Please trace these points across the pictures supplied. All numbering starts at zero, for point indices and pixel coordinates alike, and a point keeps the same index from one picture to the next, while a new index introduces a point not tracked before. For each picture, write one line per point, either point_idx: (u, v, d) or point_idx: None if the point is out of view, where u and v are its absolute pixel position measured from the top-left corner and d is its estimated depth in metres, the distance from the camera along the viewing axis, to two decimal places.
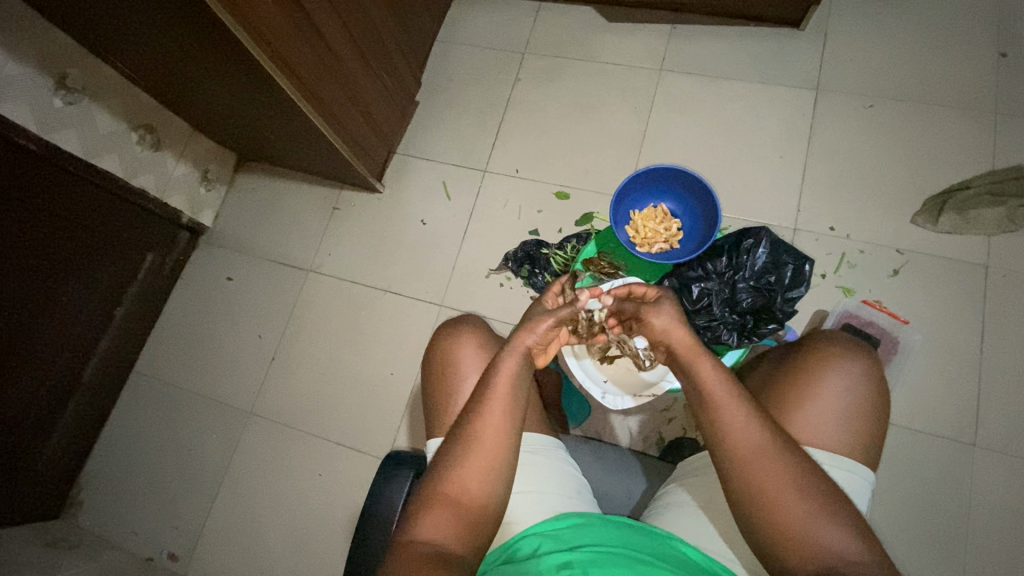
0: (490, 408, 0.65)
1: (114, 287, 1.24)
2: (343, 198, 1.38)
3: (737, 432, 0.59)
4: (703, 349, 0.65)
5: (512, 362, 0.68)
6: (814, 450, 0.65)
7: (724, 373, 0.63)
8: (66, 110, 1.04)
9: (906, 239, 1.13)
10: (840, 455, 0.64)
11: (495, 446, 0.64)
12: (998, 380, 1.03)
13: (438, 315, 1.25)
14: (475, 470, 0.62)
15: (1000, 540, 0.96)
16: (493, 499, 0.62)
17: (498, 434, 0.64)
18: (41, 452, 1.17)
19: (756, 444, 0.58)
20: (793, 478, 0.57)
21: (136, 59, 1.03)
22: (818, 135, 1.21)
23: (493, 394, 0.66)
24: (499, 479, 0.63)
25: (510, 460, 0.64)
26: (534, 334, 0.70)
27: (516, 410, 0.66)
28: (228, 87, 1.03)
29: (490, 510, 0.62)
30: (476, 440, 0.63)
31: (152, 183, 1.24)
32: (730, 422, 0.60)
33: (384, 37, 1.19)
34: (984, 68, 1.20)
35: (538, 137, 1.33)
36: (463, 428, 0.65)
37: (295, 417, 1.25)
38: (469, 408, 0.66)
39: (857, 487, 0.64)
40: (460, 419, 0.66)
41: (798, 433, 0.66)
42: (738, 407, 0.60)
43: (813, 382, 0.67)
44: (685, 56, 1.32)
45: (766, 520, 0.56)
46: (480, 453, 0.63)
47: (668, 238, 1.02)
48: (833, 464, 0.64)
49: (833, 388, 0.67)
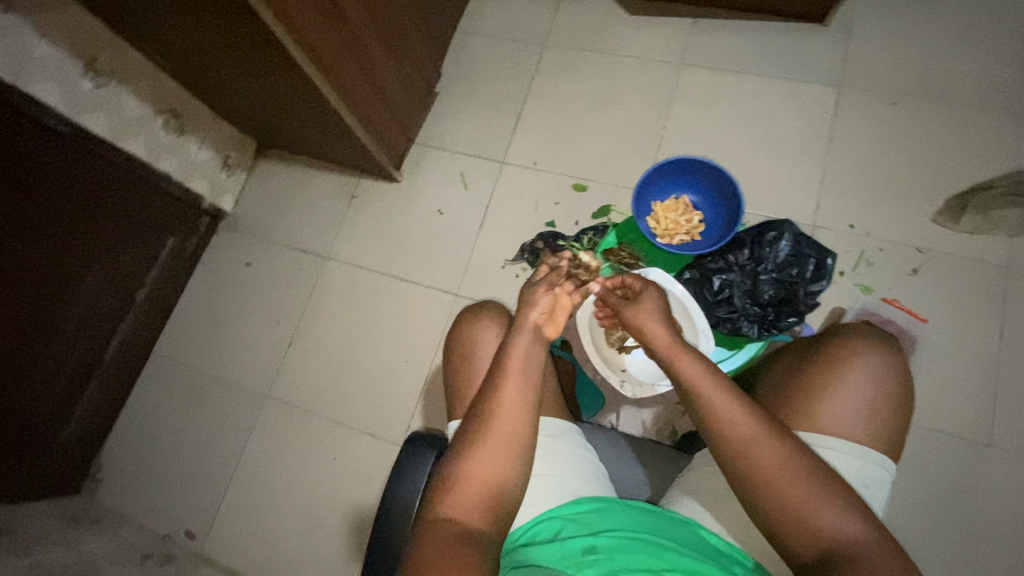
0: (508, 388, 0.66)
1: (136, 269, 1.25)
2: (361, 187, 1.39)
3: (727, 417, 0.59)
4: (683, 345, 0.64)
5: (523, 342, 0.69)
6: (838, 442, 0.65)
7: (706, 364, 0.63)
8: (94, 93, 1.06)
9: (927, 238, 1.12)
10: (864, 446, 0.65)
11: (513, 424, 0.64)
12: (1016, 382, 1.03)
13: (454, 305, 1.26)
14: (494, 451, 0.63)
15: (1013, 540, 0.96)
16: (512, 480, 0.63)
17: (514, 417, 0.65)
18: (63, 430, 1.20)
19: (756, 434, 0.58)
20: (769, 452, 0.58)
21: (164, 44, 1.04)
22: (838, 132, 1.21)
23: (508, 374, 0.67)
24: (518, 461, 0.64)
25: (528, 444, 0.65)
26: (536, 307, 0.71)
27: (530, 391, 0.67)
28: (254, 75, 1.05)
29: (511, 492, 0.63)
30: (494, 421, 0.64)
31: (175, 167, 1.26)
32: (718, 408, 0.60)
33: (407, 25, 1.19)
34: (1008, 67, 1.18)
35: (557, 129, 1.34)
36: (480, 410, 0.65)
37: (311, 401, 1.27)
38: (485, 392, 0.66)
39: (878, 476, 0.64)
40: (478, 403, 0.66)
41: (822, 426, 0.66)
42: (722, 397, 0.60)
43: (837, 375, 0.67)
44: (708, 50, 1.31)
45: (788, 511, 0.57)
46: (501, 433, 0.64)
47: (689, 230, 1.02)
48: (856, 455, 0.64)
49: (857, 382, 0.67)
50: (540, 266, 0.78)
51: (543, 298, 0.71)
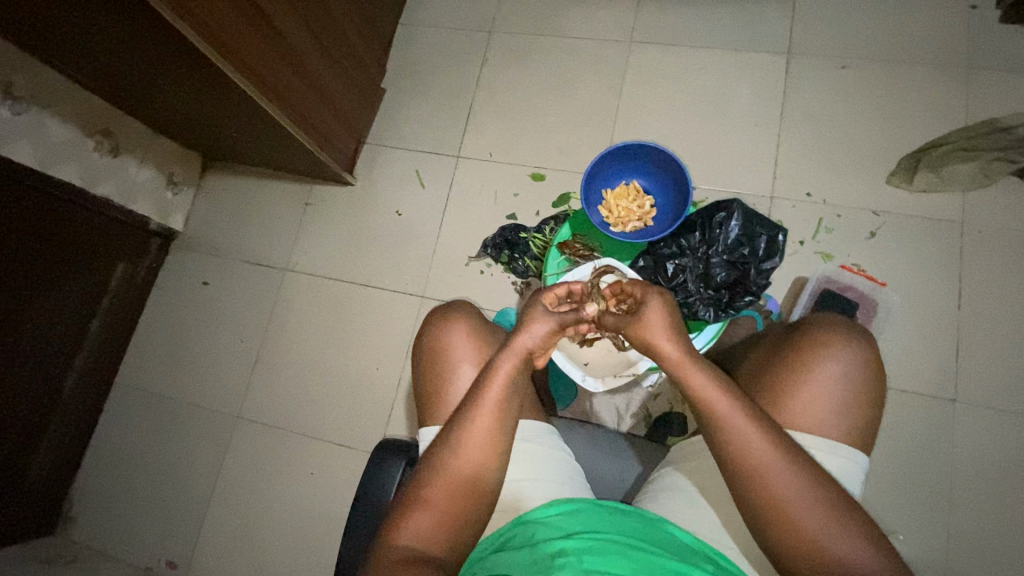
0: (483, 415, 0.63)
1: (87, 300, 1.21)
2: (315, 193, 1.36)
3: (731, 435, 0.58)
4: (696, 357, 0.62)
5: (509, 364, 0.66)
6: (807, 436, 0.62)
7: (717, 379, 0.61)
8: (15, 122, 1.01)
9: (883, 201, 1.12)
10: (834, 441, 0.62)
11: (484, 452, 0.63)
12: (977, 336, 1.04)
13: (420, 307, 1.24)
14: (466, 466, 0.62)
15: (982, 491, 0.98)
16: (476, 509, 0.62)
17: (487, 437, 0.63)
18: (28, 472, 1.16)
19: (761, 455, 0.56)
20: (777, 475, 0.55)
21: (82, 65, 0.99)
22: (790, 100, 1.20)
23: (486, 399, 0.64)
24: (492, 472, 0.63)
25: (501, 456, 0.64)
26: (534, 334, 0.67)
27: (506, 421, 0.64)
28: (185, 89, 1.00)
29: (485, 503, 0.62)
30: (465, 443, 0.62)
31: (115, 191, 1.21)
32: (724, 421, 0.58)
33: (343, 23, 1.14)
34: (953, 21, 1.18)
35: (510, 118, 1.31)
36: (451, 430, 0.63)
37: (283, 418, 1.24)
38: (460, 408, 0.65)
39: (850, 471, 0.62)
40: (452, 418, 0.65)
41: (790, 420, 0.63)
42: (729, 412, 0.58)
43: (808, 368, 0.64)
44: (654, 26, 1.29)
45: (765, 507, 0.55)
46: (469, 459, 0.62)
47: (641, 216, 1.01)
48: (828, 451, 0.61)
49: (829, 373, 0.63)
50: (559, 282, 0.73)
51: (542, 325, 0.67)
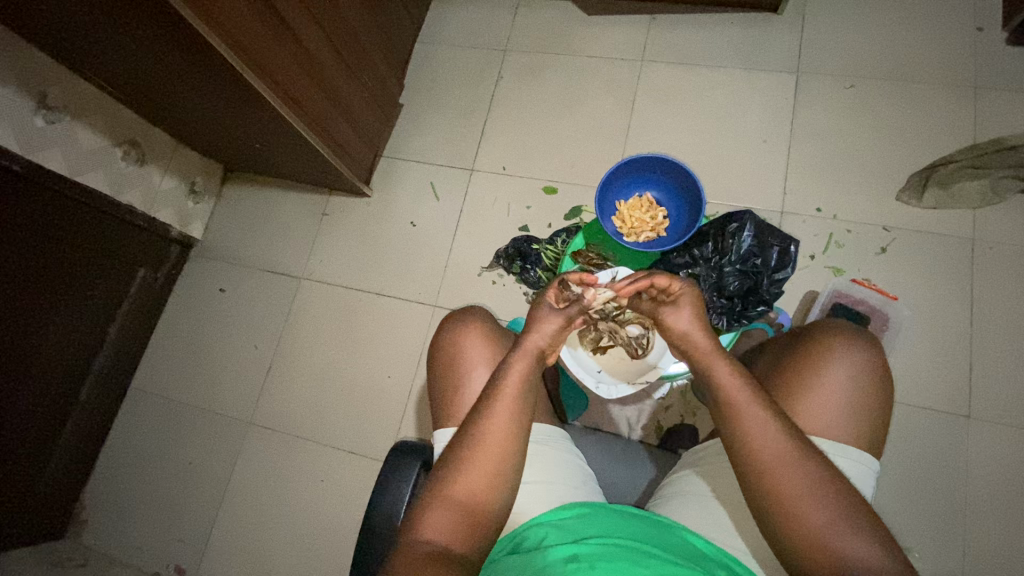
0: (498, 411, 0.64)
1: (108, 304, 1.23)
2: (331, 204, 1.39)
3: (755, 431, 0.58)
4: (721, 352, 0.65)
5: (522, 362, 0.68)
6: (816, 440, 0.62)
7: (742, 374, 0.62)
8: (48, 129, 1.04)
9: (894, 217, 1.13)
10: (844, 445, 0.62)
11: (501, 448, 0.63)
12: (990, 351, 1.04)
13: (433, 316, 1.25)
14: (481, 464, 0.62)
15: (997, 509, 0.97)
16: (496, 505, 0.62)
17: (503, 431, 0.64)
18: (42, 474, 1.17)
19: (777, 453, 0.57)
20: (791, 475, 0.56)
21: (114, 77, 1.03)
22: (800, 118, 1.22)
23: (502, 395, 0.65)
24: (510, 470, 0.63)
25: (519, 448, 0.64)
26: (543, 334, 0.71)
27: (522, 414, 0.65)
28: (211, 100, 1.03)
29: (501, 501, 0.62)
30: (483, 438, 0.63)
31: (140, 199, 1.25)
32: (745, 418, 0.59)
33: (364, 40, 1.18)
34: (960, 43, 1.20)
35: (523, 133, 1.34)
36: (469, 427, 0.64)
37: (294, 425, 1.25)
38: (475, 408, 0.66)
39: (861, 476, 0.62)
40: (468, 417, 0.66)
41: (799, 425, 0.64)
42: (747, 407, 0.59)
43: (817, 371, 0.65)
44: (665, 45, 1.32)
45: (779, 507, 0.55)
46: (488, 455, 0.62)
47: (655, 227, 1.03)
48: (838, 454, 0.62)
49: (839, 374, 0.64)
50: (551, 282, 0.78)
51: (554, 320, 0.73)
